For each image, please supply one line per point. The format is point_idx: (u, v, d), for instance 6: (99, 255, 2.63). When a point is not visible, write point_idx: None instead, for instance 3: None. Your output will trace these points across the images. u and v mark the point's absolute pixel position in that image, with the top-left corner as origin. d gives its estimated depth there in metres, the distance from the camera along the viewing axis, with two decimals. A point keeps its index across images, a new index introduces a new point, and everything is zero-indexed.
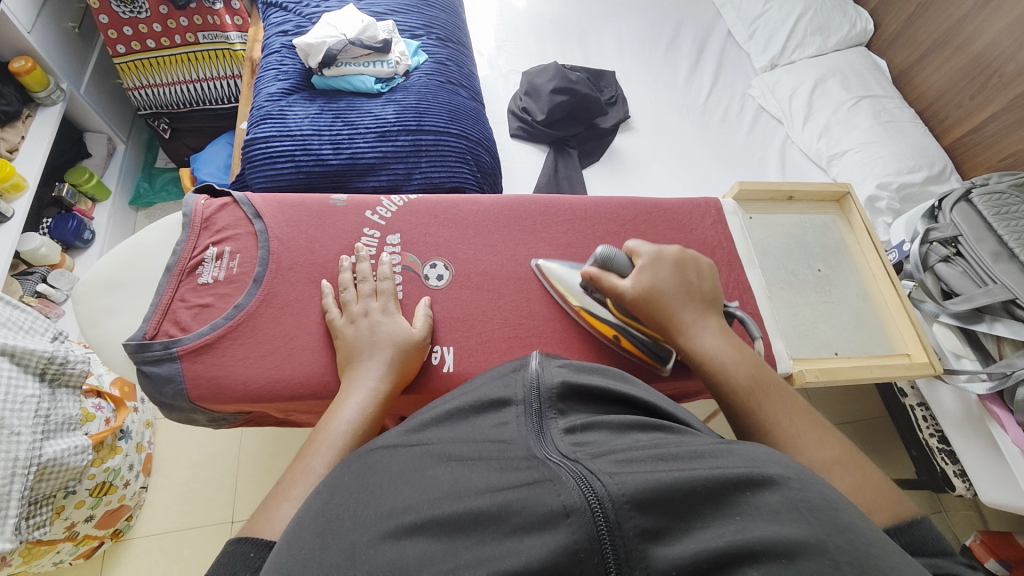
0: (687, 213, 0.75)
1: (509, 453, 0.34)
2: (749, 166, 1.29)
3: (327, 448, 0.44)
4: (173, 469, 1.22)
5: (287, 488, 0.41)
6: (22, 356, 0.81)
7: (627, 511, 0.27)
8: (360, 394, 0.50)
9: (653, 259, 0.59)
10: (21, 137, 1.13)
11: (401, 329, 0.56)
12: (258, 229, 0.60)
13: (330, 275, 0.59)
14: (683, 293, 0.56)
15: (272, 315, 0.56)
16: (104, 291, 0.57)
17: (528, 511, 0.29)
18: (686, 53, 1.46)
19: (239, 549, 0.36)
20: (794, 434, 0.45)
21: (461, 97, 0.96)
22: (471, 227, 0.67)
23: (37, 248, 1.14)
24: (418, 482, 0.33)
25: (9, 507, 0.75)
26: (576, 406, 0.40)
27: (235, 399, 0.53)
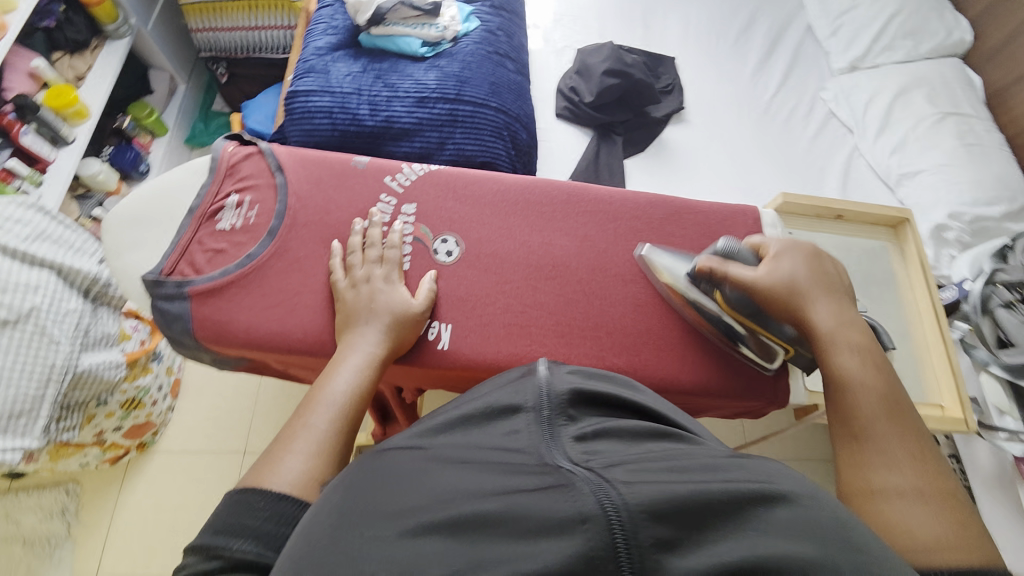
0: (720, 219, 0.69)
1: (519, 460, 0.34)
2: (807, 174, 1.19)
3: (326, 406, 0.47)
4: (197, 396, 1.30)
5: (289, 443, 0.44)
6: (69, 273, 0.90)
7: (643, 520, 0.26)
8: (356, 356, 0.52)
9: (784, 255, 0.59)
10: (88, 67, 1.19)
11: (399, 299, 0.56)
12: (279, 183, 0.61)
13: (340, 236, 0.60)
14: (822, 285, 0.57)
15: (281, 269, 0.57)
16: (130, 225, 0.59)
17: (536, 516, 0.28)
18: (757, 45, 1.35)
19: (246, 499, 0.38)
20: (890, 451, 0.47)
21: (507, 69, 0.93)
22: (488, 206, 0.66)
23: (96, 174, 1.22)
24: (426, 483, 0.33)
25: (42, 409, 0.85)
26: (586, 412, 0.40)
27: (236, 344, 0.55)
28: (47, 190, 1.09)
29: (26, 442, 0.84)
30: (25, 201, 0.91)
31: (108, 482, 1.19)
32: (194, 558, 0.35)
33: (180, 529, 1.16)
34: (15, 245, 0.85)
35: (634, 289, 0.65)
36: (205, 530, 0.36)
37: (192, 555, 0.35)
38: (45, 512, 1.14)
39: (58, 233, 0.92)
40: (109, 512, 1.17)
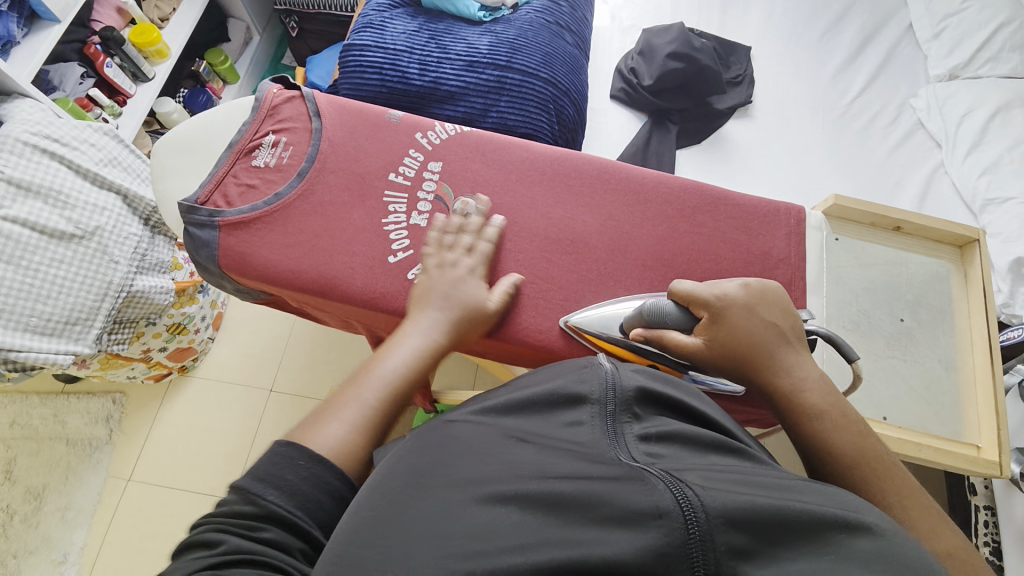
0: (761, 216, 0.64)
1: (586, 450, 0.36)
2: (879, 187, 1.09)
3: (379, 383, 0.49)
4: (236, 331, 1.38)
5: (338, 409, 0.47)
6: (133, 200, 0.99)
7: (720, 526, 0.28)
8: (416, 338, 0.52)
9: (721, 314, 0.54)
10: (172, 9, 1.27)
11: (473, 292, 0.56)
12: (314, 127, 0.62)
13: (364, 185, 0.61)
14: (767, 340, 0.54)
15: (304, 211, 0.59)
16: (178, 154, 0.62)
17: (616, 504, 0.30)
18: (846, 42, 1.23)
19: (290, 453, 0.42)
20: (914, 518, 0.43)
21: (564, 41, 0.91)
22: (515, 173, 0.65)
23: (169, 113, 1.30)
24: (497, 458, 0.36)
25: (97, 320, 0.94)
26: (651, 412, 0.40)
27: (254, 276, 0.58)
28: (125, 122, 1.17)
29: (78, 348, 0.92)
30: (100, 127, 1.00)
31: (150, 398, 1.30)
32: (235, 496, 0.40)
33: (206, 450, 1.26)
34: (89, 167, 0.94)
35: (655, 277, 0.62)
36: (249, 472, 0.41)
37: (234, 494, 0.41)
38: (92, 416, 1.27)
39: (127, 160, 1.02)
40: (148, 425, 1.27)
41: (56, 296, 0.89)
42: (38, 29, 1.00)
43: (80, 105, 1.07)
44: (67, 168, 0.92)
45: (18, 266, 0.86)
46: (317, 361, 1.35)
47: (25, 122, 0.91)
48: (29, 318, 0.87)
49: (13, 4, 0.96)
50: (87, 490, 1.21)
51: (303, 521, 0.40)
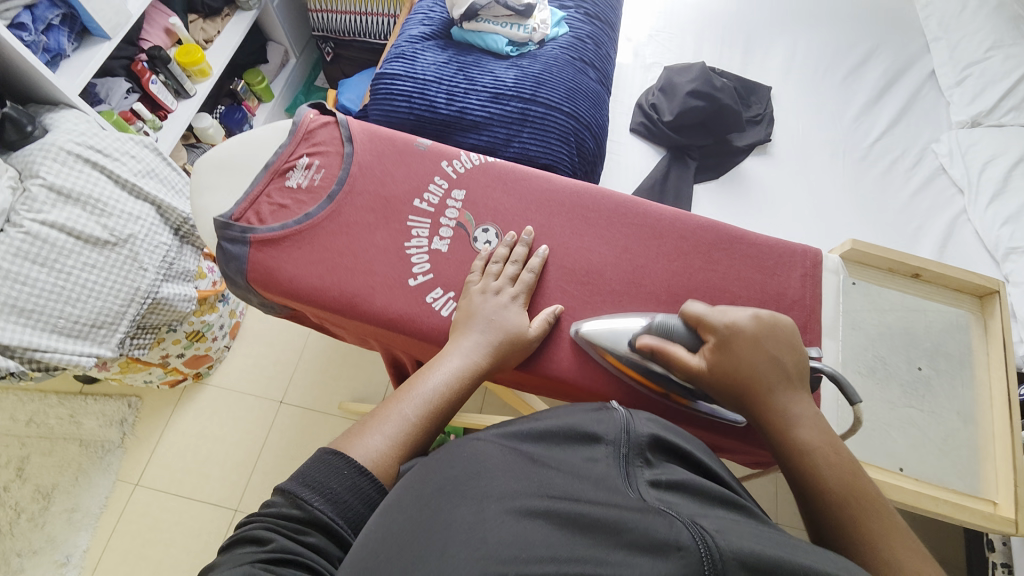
0: (778, 256, 0.65)
1: (605, 482, 0.39)
2: (900, 231, 1.09)
3: (420, 401, 0.52)
4: (252, 341, 1.41)
5: (381, 424, 0.50)
6: (166, 211, 1.03)
7: (733, 567, 0.30)
8: (458, 360, 0.55)
9: (726, 341, 0.54)
10: (217, 32, 1.35)
11: (514, 321, 0.58)
12: (345, 152, 0.65)
13: (391, 209, 0.63)
14: (761, 373, 0.53)
15: (332, 231, 0.61)
16: (213, 171, 0.65)
17: (640, 533, 0.33)
18: (867, 85, 1.25)
19: (336, 463, 0.45)
20: (894, 557, 0.42)
21: (587, 77, 0.95)
22: (534, 204, 0.66)
23: (206, 128, 1.37)
24: (525, 476, 0.39)
25: (122, 324, 0.97)
26: (662, 458, 0.43)
27: (280, 291, 0.60)
28: (164, 135, 1.23)
29: (101, 350, 0.95)
30: (141, 140, 1.04)
31: (164, 403, 1.32)
32: (282, 499, 0.43)
33: (213, 459, 1.27)
34: (127, 178, 0.98)
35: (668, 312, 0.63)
36: (297, 475, 0.44)
37: (280, 496, 0.43)
38: (108, 418, 1.29)
39: (164, 173, 1.07)
40: (160, 431, 1.29)
41: (85, 300, 0.92)
42: (87, 45, 1.04)
43: (123, 118, 1.13)
44: (106, 178, 0.96)
45: (52, 268, 0.89)
46: (328, 375, 1.36)
47: (68, 132, 0.95)
48: (56, 319, 0.90)
49: (66, 20, 0.99)
50: (94, 493, 1.22)
51: (343, 530, 0.42)
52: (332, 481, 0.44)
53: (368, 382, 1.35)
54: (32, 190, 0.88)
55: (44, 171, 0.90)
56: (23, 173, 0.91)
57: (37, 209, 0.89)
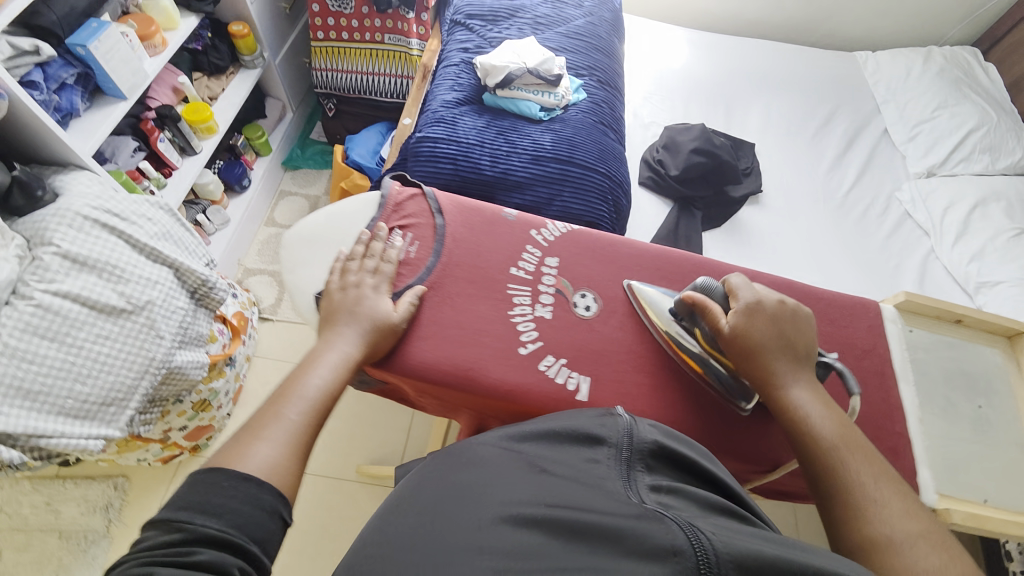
0: (845, 309, 0.70)
1: (605, 486, 0.39)
2: (882, 270, 1.21)
3: (299, 400, 0.51)
4: (255, 406, 1.32)
5: (258, 430, 0.48)
6: (184, 273, 0.98)
7: (732, 570, 0.30)
8: (334, 356, 0.55)
9: (753, 311, 0.60)
10: (222, 89, 1.35)
11: (382, 309, 0.59)
12: (438, 224, 0.68)
13: (490, 277, 0.67)
14: (774, 347, 0.59)
15: (435, 303, 0.64)
16: (303, 245, 0.65)
17: (635, 539, 0.32)
18: (835, 141, 1.42)
19: (212, 476, 0.42)
20: (882, 499, 0.48)
21: (610, 139, 1.02)
22: (621, 268, 0.72)
23: (207, 184, 1.34)
24: (525, 486, 0.39)
25: (133, 400, 0.89)
26: (669, 465, 0.43)
27: (390, 368, 0.60)
28: (169, 193, 1.18)
29: (110, 431, 0.87)
30: (156, 202, 1.00)
31: (156, 482, 1.20)
32: (155, 530, 0.38)
33: None
34: (145, 241, 0.93)
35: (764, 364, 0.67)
36: (169, 504, 0.40)
37: (155, 528, 0.39)
38: (90, 505, 1.15)
39: (178, 234, 1.02)
40: (151, 514, 1.16)
41: (96, 375, 0.84)
42: (100, 104, 1.01)
43: (131, 178, 1.08)
44: (124, 243, 0.91)
45: (62, 343, 0.82)
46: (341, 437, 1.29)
47: (83, 197, 0.89)
48: (63, 400, 0.82)
49: (80, 79, 0.96)
50: None
51: (239, 537, 0.39)
52: (216, 499, 0.40)
53: (385, 443, 1.28)
54: (45, 259, 0.82)
55: (58, 239, 0.84)
56: (33, 240, 0.85)
57: (49, 278, 0.82)
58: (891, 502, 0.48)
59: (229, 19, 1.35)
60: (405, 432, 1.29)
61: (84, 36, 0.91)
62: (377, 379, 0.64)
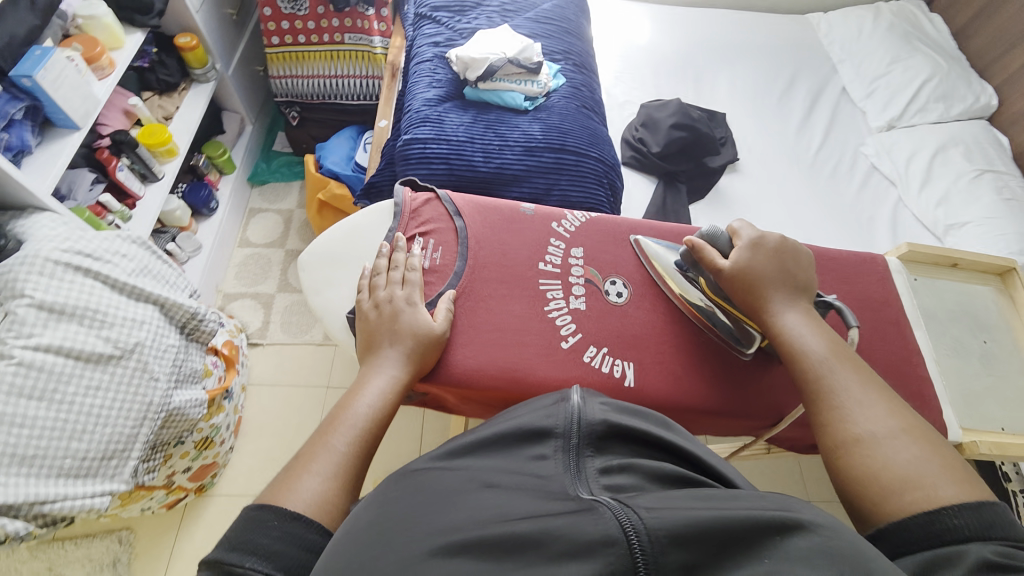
0: (856, 265, 0.74)
1: (547, 487, 0.40)
2: (858, 223, 1.26)
3: (348, 428, 0.49)
4: (258, 435, 1.27)
5: (308, 463, 0.46)
6: (170, 309, 0.92)
7: (664, 545, 0.33)
8: (381, 380, 0.54)
9: (755, 247, 0.63)
10: (176, 107, 1.27)
11: (422, 321, 0.58)
12: (458, 227, 0.69)
13: (519, 275, 0.68)
14: (774, 278, 0.61)
15: (469, 308, 0.64)
16: (326, 265, 0.68)
17: (566, 539, 0.34)
18: (799, 103, 1.47)
19: (261, 515, 0.40)
20: (866, 403, 0.52)
21: (595, 122, 1.01)
22: (645, 250, 0.74)
23: (174, 211, 1.27)
24: (463, 504, 0.39)
25: (134, 449, 0.84)
26: (610, 443, 0.46)
27: (436, 380, 0.60)
28: (135, 225, 1.11)
29: (115, 485, 0.81)
30: (127, 235, 0.93)
31: (163, 528, 1.14)
32: (207, 571, 0.37)
33: None
34: (123, 280, 0.86)
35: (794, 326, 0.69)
36: (222, 543, 0.38)
37: (207, 569, 0.37)
38: (96, 563, 1.09)
39: (156, 268, 0.96)
40: (164, 562, 1.11)
41: (93, 429, 0.79)
42: (52, 137, 0.93)
43: (94, 213, 1.00)
44: (101, 284, 0.84)
45: (51, 401, 0.76)
46: None
47: (50, 241, 0.82)
48: (62, 461, 0.76)
49: (28, 112, 0.88)
50: None
51: None
52: (263, 540, 0.38)
53: (400, 455, 1.25)
54: (18, 312, 0.76)
55: (30, 289, 0.77)
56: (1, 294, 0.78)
57: (27, 332, 0.76)
58: (877, 404, 0.52)
59: (173, 31, 1.26)
60: (418, 440, 1.27)
61: (28, 66, 0.84)
62: (418, 394, 0.64)
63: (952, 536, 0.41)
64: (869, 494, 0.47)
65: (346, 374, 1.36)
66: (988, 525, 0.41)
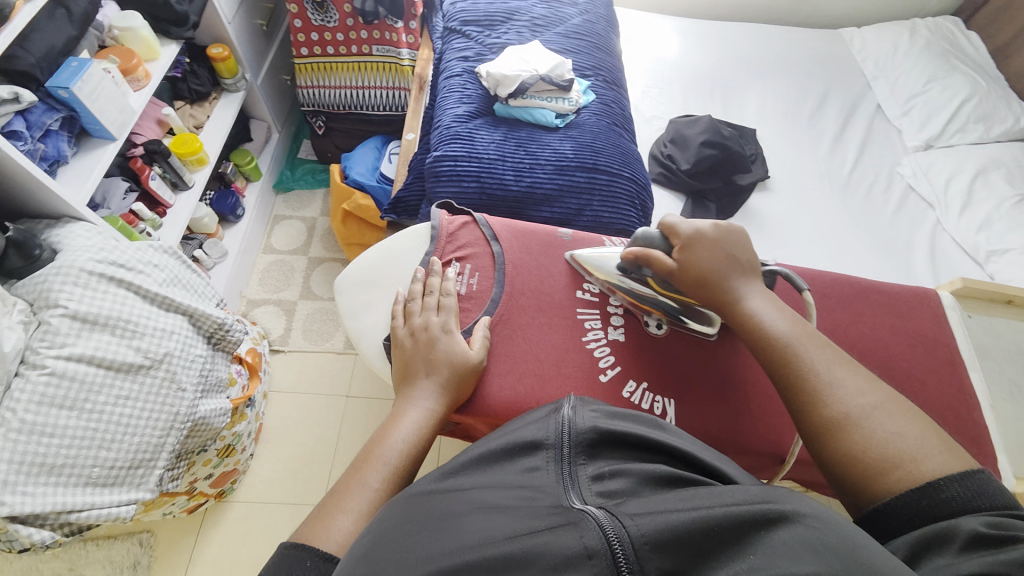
0: (906, 301, 0.72)
1: (538, 502, 0.40)
2: (894, 246, 1.23)
3: (382, 465, 0.49)
4: (279, 443, 1.27)
5: (342, 501, 0.46)
6: (199, 318, 0.93)
7: (647, 553, 0.33)
8: (416, 413, 0.55)
9: (691, 244, 0.61)
10: (206, 116, 1.29)
11: (459, 350, 0.60)
12: (495, 250, 0.71)
13: (555, 303, 0.69)
14: (723, 267, 0.60)
15: (506, 335, 0.66)
16: (361, 289, 0.70)
17: (550, 555, 0.34)
18: (832, 121, 1.43)
19: (296, 555, 0.39)
20: (837, 379, 0.51)
21: (626, 140, 1.00)
22: None
23: (202, 218, 1.29)
24: (450, 527, 0.37)
25: (161, 458, 0.84)
26: (602, 449, 0.45)
27: (472, 411, 0.61)
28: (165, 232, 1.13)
29: (140, 494, 0.82)
30: (158, 245, 0.95)
31: (183, 532, 1.15)
32: None
33: None
34: (155, 290, 0.87)
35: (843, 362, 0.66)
36: None
37: None
38: (116, 566, 1.10)
39: (186, 277, 0.97)
40: (183, 567, 1.12)
41: (120, 439, 0.79)
42: (87, 147, 0.95)
43: (126, 222, 1.01)
44: (134, 295, 0.85)
45: (81, 410, 0.76)
46: None
47: (86, 250, 0.83)
48: (90, 469, 0.76)
49: (65, 122, 0.90)
50: None
51: None
52: None
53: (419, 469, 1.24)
54: (52, 322, 0.76)
55: (65, 299, 0.78)
56: (36, 302, 0.79)
57: (60, 342, 0.76)
58: (844, 378, 0.51)
59: (205, 42, 1.28)
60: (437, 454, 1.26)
61: (66, 77, 0.85)
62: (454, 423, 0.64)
63: (941, 511, 0.41)
64: (863, 469, 0.46)
65: (366, 384, 1.36)
66: (975, 495, 0.41)
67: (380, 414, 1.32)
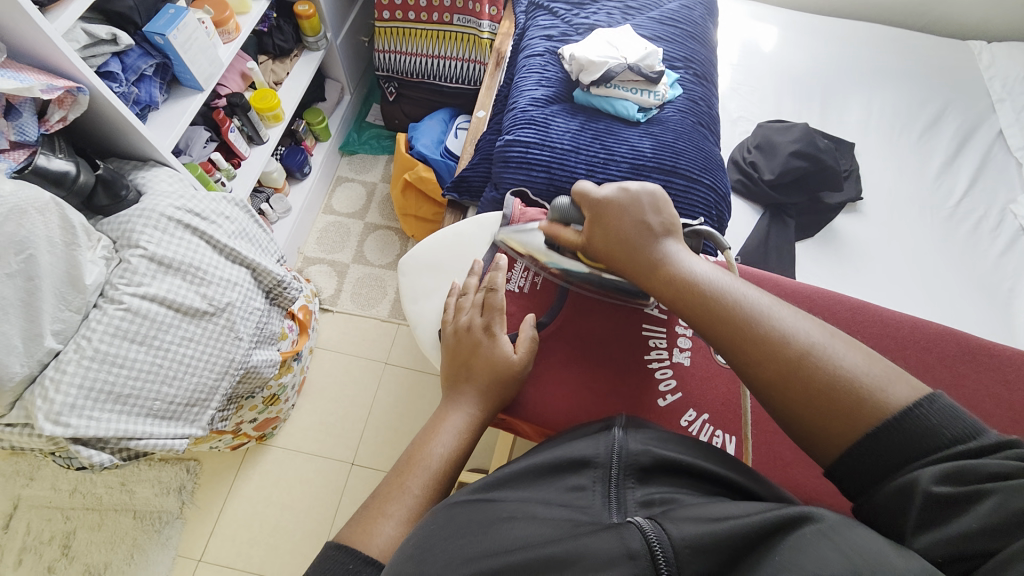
0: (1019, 368, 0.64)
1: (584, 518, 0.37)
2: (993, 293, 1.09)
3: (424, 471, 0.49)
4: (319, 398, 1.33)
5: (385, 505, 0.46)
6: (261, 273, 0.97)
7: (688, 556, 0.32)
8: (458, 418, 0.54)
9: (596, 216, 0.60)
10: (286, 73, 1.31)
11: (502, 354, 0.58)
12: None
13: (619, 314, 0.67)
14: (632, 236, 0.58)
15: (561, 341, 0.65)
16: (421, 277, 0.71)
17: (591, 557, 0.32)
18: (943, 144, 1.27)
19: (341, 558, 0.41)
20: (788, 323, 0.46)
21: (710, 142, 0.93)
22: None
23: (271, 172, 1.33)
24: (491, 532, 0.36)
25: (214, 399, 0.89)
26: (654, 473, 0.41)
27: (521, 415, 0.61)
28: (238, 184, 1.17)
29: (193, 430, 0.87)
30: (231, 198, 0.98)
31: (225, 468, 1.23)
32: None
33: (281, 528, 1.18)
34: (224, 241, 0.91)
35: None
36: None
37: None
38: (164, 486, 1.19)
39: (253, 232, 1.01)
40: (222, 498, 1.20)
41: (181, 377, 0.84)
42: (177, 95, 0.99)
43: (204, 170, 1.06)
44: (204, 242, 0.89)
45: (150, 346, 0.81)
46: (401, 436, 1.28)
47: (166, 196, 0.88)
48: (152, 402, 0.81)
49: (158, 69, 0.93)
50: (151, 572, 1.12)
51: None
52: None
53: None
54: (132, 261, 0.81)
55: (144, 240, 0.82)
56: (118, 241, 0.84)
57: (138, 281, 0.81)
58: (794, 322, 0.46)
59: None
60: None
61: (162, 24, 0.88)
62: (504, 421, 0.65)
63: (898, 459, 0.37)
64: (838, 407, 0.41)
65: (405, 354, 1.39)
66: (919, 436, 0.37)
67: (416, 385, 1.34)
